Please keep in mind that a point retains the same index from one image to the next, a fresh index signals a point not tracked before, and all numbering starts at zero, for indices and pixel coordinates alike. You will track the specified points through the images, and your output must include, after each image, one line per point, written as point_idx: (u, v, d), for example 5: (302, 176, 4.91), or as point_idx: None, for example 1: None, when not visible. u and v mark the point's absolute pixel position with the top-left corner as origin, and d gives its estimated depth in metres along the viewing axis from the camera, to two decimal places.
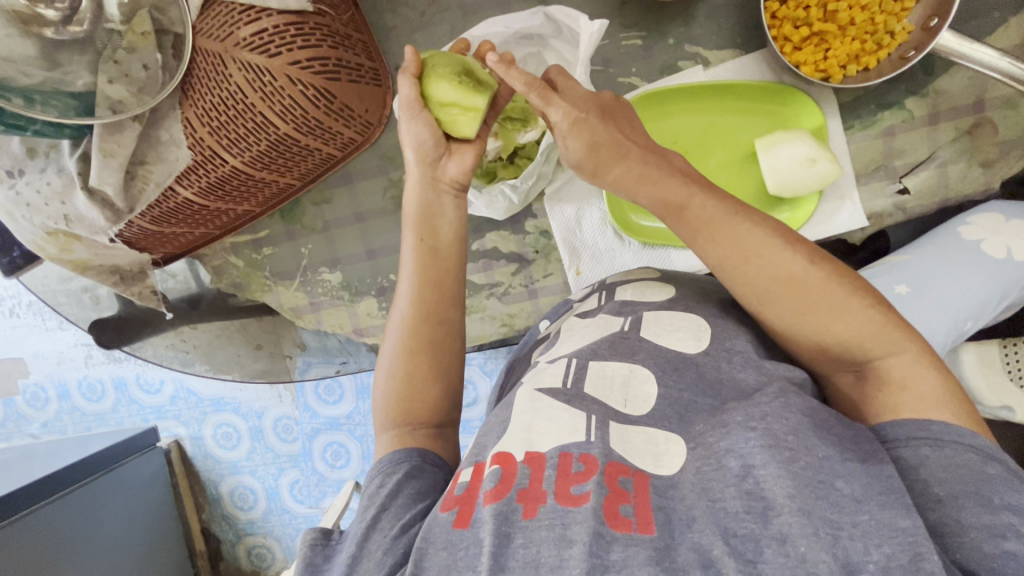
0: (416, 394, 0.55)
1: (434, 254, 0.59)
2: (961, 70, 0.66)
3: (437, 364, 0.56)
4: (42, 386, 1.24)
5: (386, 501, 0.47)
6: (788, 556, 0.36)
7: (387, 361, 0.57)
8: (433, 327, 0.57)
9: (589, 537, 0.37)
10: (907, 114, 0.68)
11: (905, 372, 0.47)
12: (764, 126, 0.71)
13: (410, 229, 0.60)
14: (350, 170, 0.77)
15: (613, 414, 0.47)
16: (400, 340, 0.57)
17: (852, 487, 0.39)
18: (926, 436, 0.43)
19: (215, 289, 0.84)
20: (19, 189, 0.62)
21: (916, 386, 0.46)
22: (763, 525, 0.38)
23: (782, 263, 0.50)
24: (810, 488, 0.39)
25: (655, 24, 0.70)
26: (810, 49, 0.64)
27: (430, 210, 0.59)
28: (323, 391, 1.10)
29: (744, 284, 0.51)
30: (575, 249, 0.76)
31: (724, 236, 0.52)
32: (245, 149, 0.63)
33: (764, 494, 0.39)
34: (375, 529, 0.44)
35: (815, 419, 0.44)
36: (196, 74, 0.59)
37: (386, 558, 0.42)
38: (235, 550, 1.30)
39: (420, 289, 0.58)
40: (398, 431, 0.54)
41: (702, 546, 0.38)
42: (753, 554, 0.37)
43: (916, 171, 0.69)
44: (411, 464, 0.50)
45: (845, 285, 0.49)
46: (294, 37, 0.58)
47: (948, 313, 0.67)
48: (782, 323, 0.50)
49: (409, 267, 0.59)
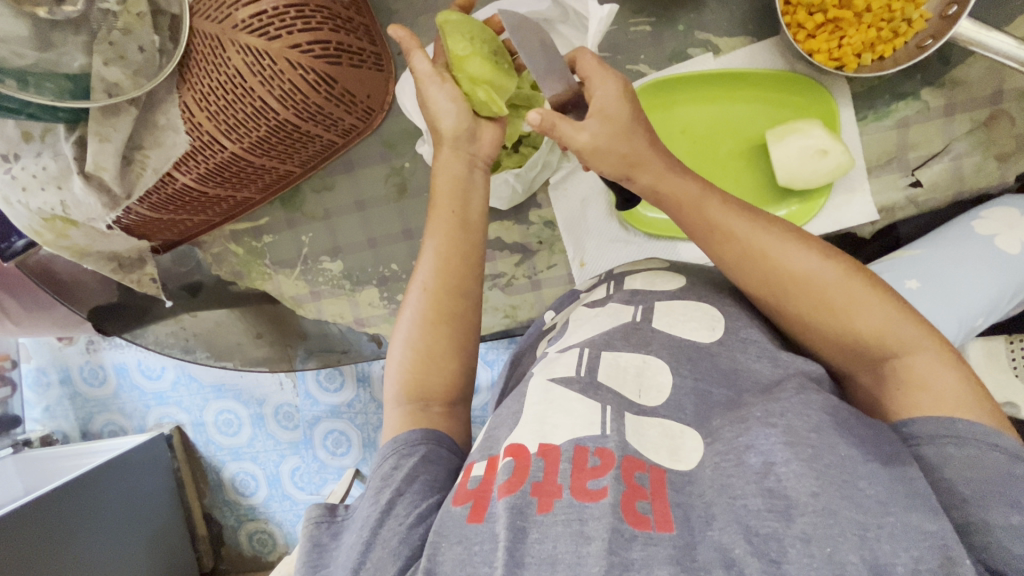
0: (433, 370, 0.54)
1: (465, 228, 0.58)
2: (981, 59, 0.64)
3: (458, 343, 0.55)
4: (45, 370, 1.24)
5: (402, 485, 0.46)
6: (813, 555, 0.35)
7: (403, 332, 0.55)
8: (455, 301, 0.55)
9: (608, 534, 0.36)
10: (923, 104, 0.67)
11: (926, 370, 0.46)
12: (774, 115, 0.69)
13: (442, 201, 0.58)
14: (351, 157, 0.76)
15: (628, 405, 0.47)
16: (422, 312, 0.55)
17: (875, 488, 0.38)
18: (948, 435, 0.42)
19: (215, 277, 0.83)
20: (16, 173, 0.61)
21: (938, 384, 0.45)
22: (786, 524, 0.36)
23: (798, 260, 0.50)
24: (835, 487, 0.38)
25: (664, 9, 0.68)
26: (824, 37, 0.63)
27: (465, 181, 0.59)
28: (324, 378, 1.10)
29: (760, 282, 0.51)
30: (580, 239, 0.75)
31: (739, 232, 0.52)
32: (244, 135, 0.61)
33: (786, 492, 0.38)
34: (389, 515, 0.44)
35: (837, 419, 0.43)
36: (194, 57, 0.58)
37: (402, 549, 0.41)
38: (236, 536, 1.30)
39: (443, 261, 0.56)
40: (410, 407, 0.52)
41: (723, 546, 0.37)
42: (777, 553, 0.35)
43: (930, 163, 0.68)
44: (427, 448, 0.49)
45: (863, 280, 0.48)
46: (295, 19, 0.56)
47: (960, 311, 0.65)
48: (800, 323, 0.50)
49: (435, 237, 0.57)
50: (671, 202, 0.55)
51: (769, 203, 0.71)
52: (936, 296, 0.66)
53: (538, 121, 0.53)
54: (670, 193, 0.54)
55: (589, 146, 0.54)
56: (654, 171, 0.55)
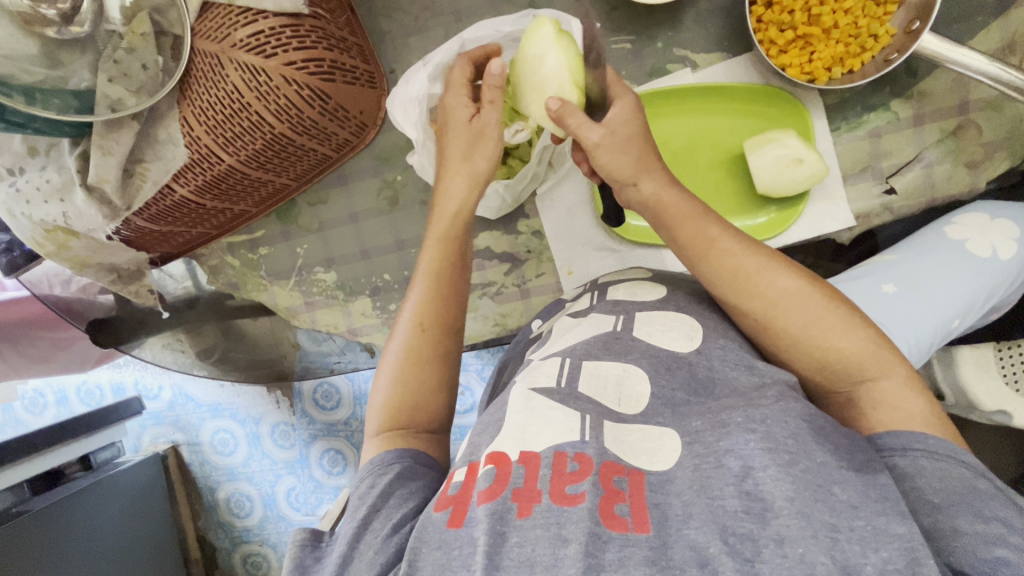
0: (420, 402, 0.55)
1: (454, 267, 0.62)
2: (945, 72, 0.67)
3: (445, 375, 0.57)
4: (42, 391, 1.25)
5: (378, 501, 0.47)
6: (786, 556, 0.36)
7: (389, 367, 0.57)
8: (447, 338, 0.58)
9: (585, 537, 0.37)
10: (893, 115, 0.69)
11: (893, 395, 0.49)
12: (750, 127, 0.72)
13: (437, 238, 0.63)
14: (345, 170, 0.78)
15: (607, 414, 0.48)
16: (410, 346, 0.57)
17: (849, 493, 0.39)
18: (922, 448, 0.44)
19: (213, 290, 0.85)
20: (19, 186, 0.63)
21: (906, 406, 0.48)
22: (762, 526, 0.38)
23: (789, 282, 0.52)
24: (810, 491, 0.39)
25: (644, 28, 0.71)
26: (795, 52, 0.66)
27: (463, 219, 0.63)
28: (322, 397, 1.11)
29: (754, 299, 0.52)
30: (567, 249, 0.77)
31: (734, 250, 0.54)
32: (241, 148, 0.64)
33: (763, 495, 0.39)
34: (366, 530, 0.45)
35: (814, 427, 0.44)
36: (194, 73, 0.61)
37: (378, 557, 0.42)
38: (230, 557, 1.28)
39: (432, 294, 0.59)
40: (390, 434, 0.54)
41: (698, 545, 0.37)
42: (752, 553, 0.36)
43: (903, 171, 0.70)
44: (403, 465, 0.50)
45: (843, 306, 0.51)
46: (291, 39, 0.59)
47: (936, 314, 0.67)
48: (787, 341, 0.51)
49: (425, 272, 0.61)
50: (675, 217, 0.56)
51: (749, 212, 0.73)
52: (913, 301, 0.67)
53: (555, 108, 0.56)
54: (675, 202, 0.56)
55: (608, 138, 0.56)
56: (657, 182, 0.57)
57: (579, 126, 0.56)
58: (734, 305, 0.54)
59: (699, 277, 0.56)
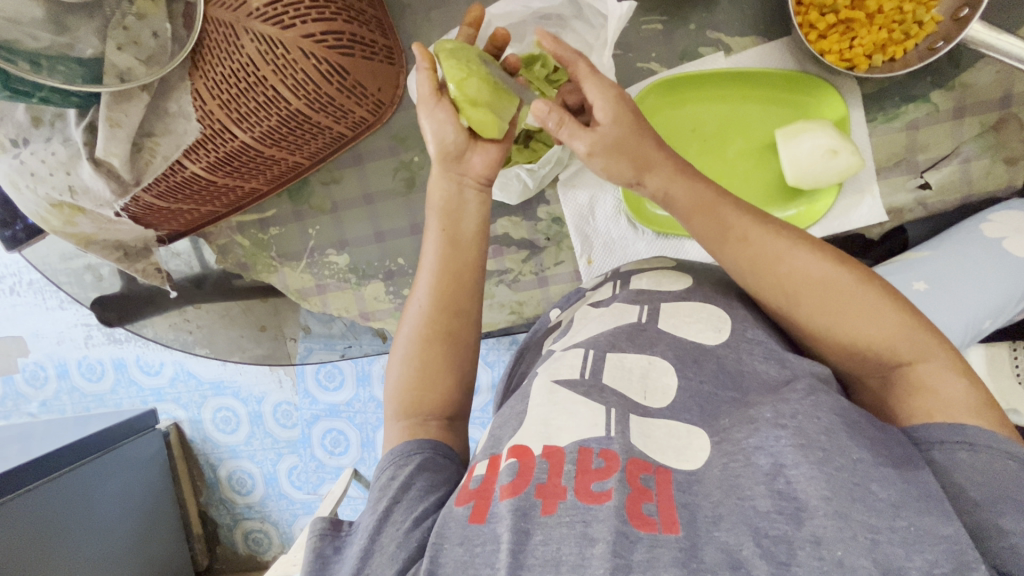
0: (429, 384, 0.54)
1: (455, 246, 0.58)
2: (990, 63, 0.65)
3: (453, 355, 0.55)
4: (42, 365, 1.22)
5: (398, 493, 0.45)
6: (823, 559, 0.34)
7: (402, 349, 0.55)
8: (449, 317, 0.56)
9: (612, 536, 0.36)
10: (933, 107, 0.67)
11: (934, 376, 0.46)
12: (783, 115, 0.69)
13: (435, 218, 0.59)
14: (360, 150, 0.76)
15: (632, 407, 0.46)
16: (416, 330, 0.55)
17: (888, 491, 0.37)
18: (961, 440, 0.42)
19: (220, 269, 0.83)
20: (23, 158, 0.61)
21: (947, 391, 0.45)
22: (796, 527, 0.36)
23: (811, 265, 0.49)
24: (845, 490, 0.37)
25: (676, 8, 0.68)
26: (836, 37, 0.63)
27: (453, 197, 0.58)
28: (323, 377, 1.09)
29: (772, 287, 0.50)
30: (587, 237, 0.75)
31: (753, 235, 0.51)
32: (256, 124, 0.61)
33: (797, 494, 0.37)
34: (387, 522, 0.43)
35: (848, 421, 0.42)
36: (207, 43, 0.58)
37: (400, 553, 0.41)
38: (232, 535, 1.29)
39: (444, 277, 0.57)
40: (410, 422, 0.52)
41: (730, 547, 0.36)
42: (787, 556, 0.35)
43: (939, 166, 0.68)
44: (423, 456, 0.49)
45: (874, 289, 0.48)
46: (309, 9, 0.56)
47: (969, 312, 0.65)
48: (816, 327, 0.49)
49: (431, 256, 0.58)
50: (684, 204, 0.53)
51: (778, 203, 0.71)
52: (948, 299, 0.66)
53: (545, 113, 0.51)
54: (683, 194, 0.54)
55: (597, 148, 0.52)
56: (666, 176, 0.53)
57: (569, 136, 0.52)
58: (758, 294, 0.52)
59: (719, 261, 0.53)
